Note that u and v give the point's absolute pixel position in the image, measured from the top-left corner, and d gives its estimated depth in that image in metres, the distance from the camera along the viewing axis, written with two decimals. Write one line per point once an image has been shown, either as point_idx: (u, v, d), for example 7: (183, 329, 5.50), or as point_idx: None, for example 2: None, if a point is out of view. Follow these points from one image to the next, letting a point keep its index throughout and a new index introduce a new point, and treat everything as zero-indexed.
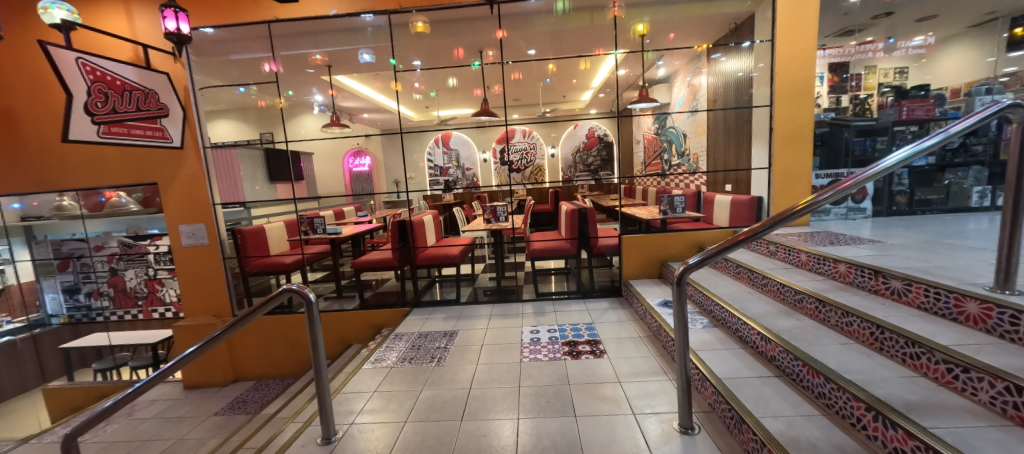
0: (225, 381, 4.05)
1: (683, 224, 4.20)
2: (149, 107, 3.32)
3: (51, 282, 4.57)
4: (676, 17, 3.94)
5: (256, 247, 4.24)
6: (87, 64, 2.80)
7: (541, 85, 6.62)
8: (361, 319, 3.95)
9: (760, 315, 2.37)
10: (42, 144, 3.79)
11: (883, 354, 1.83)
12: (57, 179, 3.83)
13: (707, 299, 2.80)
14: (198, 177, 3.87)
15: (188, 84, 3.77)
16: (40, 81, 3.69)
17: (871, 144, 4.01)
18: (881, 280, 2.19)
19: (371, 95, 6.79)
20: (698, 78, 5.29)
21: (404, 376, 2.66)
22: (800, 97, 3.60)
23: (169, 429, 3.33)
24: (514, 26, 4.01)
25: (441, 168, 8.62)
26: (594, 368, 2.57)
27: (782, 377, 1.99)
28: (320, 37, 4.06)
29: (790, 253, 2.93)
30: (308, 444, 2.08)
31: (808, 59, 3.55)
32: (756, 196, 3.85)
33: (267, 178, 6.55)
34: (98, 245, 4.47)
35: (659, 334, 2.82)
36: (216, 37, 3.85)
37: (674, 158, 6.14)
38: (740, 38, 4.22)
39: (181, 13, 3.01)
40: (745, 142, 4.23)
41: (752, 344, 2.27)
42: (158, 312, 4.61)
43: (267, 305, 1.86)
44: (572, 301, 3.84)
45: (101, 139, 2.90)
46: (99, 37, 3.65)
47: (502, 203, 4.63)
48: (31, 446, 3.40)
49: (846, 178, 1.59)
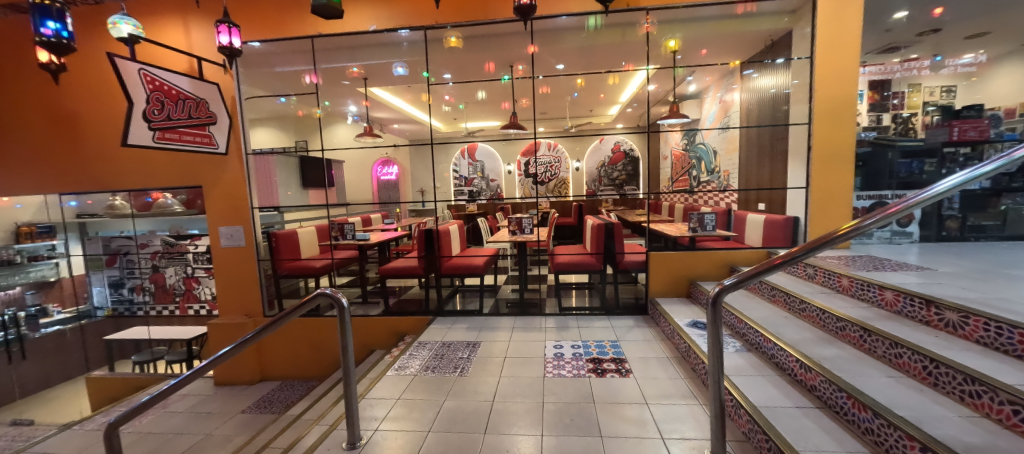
0: (252, 379, 4.16)
1: (713, 242, 4.08)
2: (199, 115, 3.53)
3: (99, 277, 4.95)
4: (707, 34, 3.93)
5: (289, 250, 4.48)
6: (148, 74, 3.02)
7: (569, 99, 6.66)
8: (385, 325, 4.00)
9: (797, 341, 2.26)
10: (103, 149, 4.07)
11: (937, 391, 1.71)
12: (113, 181, 4.10)
13: (740, 322, 2.69)
14: (239, 181, 4.06)
15: (236, 94, 3.99)
16: (105, 91, 3.98)
17: (918, 166, 3.83)
18: (932, 311, 2.07)
19: (403, 107, 7.02)
20: (731, 95, 5.19)
21: (427, 385, 2.68)
22: (841, 114, 3.46)
23: (199, 425, 3.42)
24: (545, 41, 4.07)
25: (465, 179, 8.61)
26: (619, 388, 2.50)
27: (824, 409, 1.88)
28: (357, 50, 4.22)
29: (830, 278, 2.79)
30: (334, 448, 2.10)
31: (850, 76, 3.42)
32: (792, 216, 3.72)
33: (300, 183, 6.78)
34: (143, 243, 4.72)
35: (688, 355, 2.72)
36: (262, 50, 4.05)
37: (703, 175, 6.00)
38: (776, 54, 4.14)
39: (233, 28, 3.21)
40: (780, 160, 4.11)
41: (789, 372, 2.16)
42: (193, 309, 4.81)
43: (301, 308, 1.93)
44: (595, 317, 3.76)
45: (155, 144, 3.10)
46: (160, 49, 3.93)
47: (528, 215, 4.61)
48: (73, 432, 3.56)
49: (892, 203, 1.52)
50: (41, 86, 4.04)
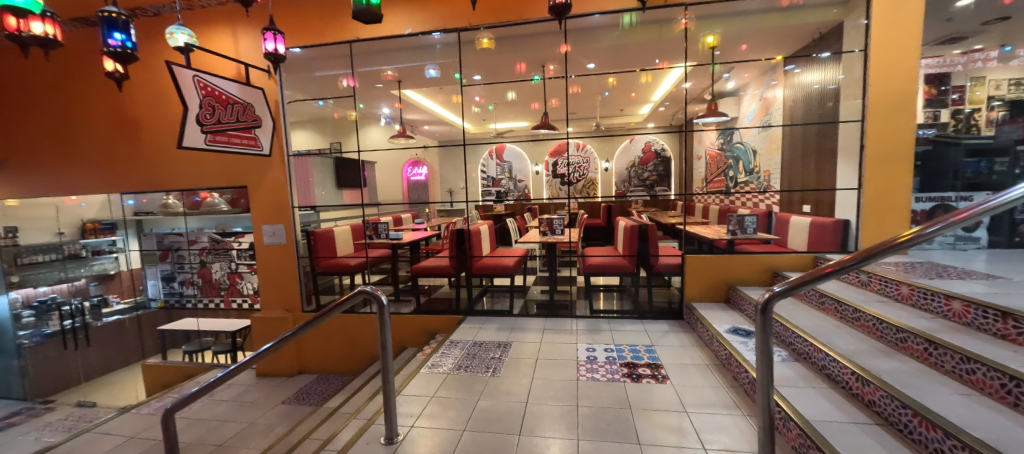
0: (291, 372, 4.32)
1: (751, 246, 3.92)
2: (246, 119, 3.70)
3: (153, 270, 5.32)
4: (748, 29, 3.78)
5: (325, 248, 4.60)
6: (201, 81, 3.19)
7: (599, 98, 6.58)
8: (416, 324, 4.07)
9: (851, 352, 2.13)
10: (159, 151, 4.35)
11: (1018, 412, 1.56)
12: (167, 181, 4.36)
13: (786, 330, 2.56)
14: (281, 182, 4.24)
15: (279, 98, 4.17)
16: (162, 97, 4.25)
17: (987, 166, 3.51)
18: (1009, 324, 1.89)
19: (434, 109, 7.14)
20: (773, 91, 4.96)
21: (459, 383, 2.70)
22: (898, 110, 3.24)
23: (243, 413, 3.60)
24: (578, 40, 4.03)
25: (494, 179, 8.60)
26: (656, 395, 2.43)
27: (885, 426, 1.75)
28: (392, 54, 4.32)
29: (887, 285, 2.61)
30: (372, 443, 2.15)
31: (908, 69, 3.19)
32: (841, 219, 3.51)
33: (335, 184, 7.01)
34: (192, 240, 5.01)
35: (729, 363, 2.61)
36: (302, 56, 4.21)
37: (741, 176, 5.77)
38: (824, 48, 3.93)
39: (277, 35, 3.35)
40: (828, 159, 3.90)
41: (844, 385, 2.03)
42: (236, 303, 5.07)
43: (341, 305, 1.98)
44: (628, 321, 3.68)
45: (207, 146, 3.27)
46: (211, 57, 4.18)
47: (558, 216, 4.55)
48: (131, 415, 3.82)
49: (963, 208, 1.38)
50: (107, 93, 4.37)
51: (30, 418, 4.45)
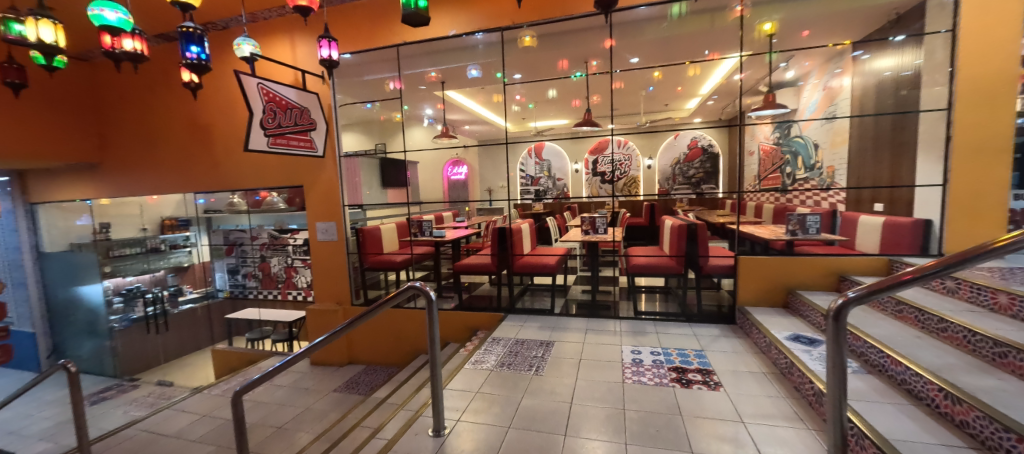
0: (342, 362, 4.55)
1: (813, 247, 3.65)
2: (303, 122, 3.92)
3: (220, 263, 5.78)
4: (811, 13, 3.51)
5: (373, 246, 4.82)
6: (264, 88, 3.44)
7: (643, 93, 6.38)
8: (459, 320, 4.14)
9: (938, 366, 1.91)
10: (227, 154, 4.73)
11: None
12: (233, 181, 4.74)
13: (857, 340, 2.35)
14: (333, 181, 4.47)
15: (332, 102, 4.40)
16: (230, 104, 4.61)
17: None
18: None
19: (477, 109, 7.21)
20: (838, 80, 4.58)
21: (503, 380, 2.72)
22: (993, 96, 2.87)
23: (299, 398, 3.84)
24: (624, 34, 3.92)
25: (532, 178, 8.75)
26: (709, 402, 2.31)
27: (981, 451, 1.56)
28: (436, 56, 4.43)
29: (981, 293, 2.32)
30: (420, 434, 2.21)
31: (1007, 48, 2.82)
32: (922, 219, 3.17)
33: (381, 183, 7.29)
34: (253, 236, 5.45)
35: (790, 372, 2.44)
36: (353, 61, 4.42)
37: (800, 172, 5.38)
38: (901, 31, 3.57)
39: (331, 42, 3.52)
40: (905, 153, 3.54)
41: (929, 402, 1.83)
42: (292, 294, 5.35)
43: (391, 301, 2.05)
44: (675, 324, 3.54)
45: (269, 149, 3.51)
46: (272, 65, 4.48)
47: (601, 214, 4.42)
48: (203, 395, 4.19)
49: None
50: (183, 102, 4.81)
51: (120, 393, 5.00)
